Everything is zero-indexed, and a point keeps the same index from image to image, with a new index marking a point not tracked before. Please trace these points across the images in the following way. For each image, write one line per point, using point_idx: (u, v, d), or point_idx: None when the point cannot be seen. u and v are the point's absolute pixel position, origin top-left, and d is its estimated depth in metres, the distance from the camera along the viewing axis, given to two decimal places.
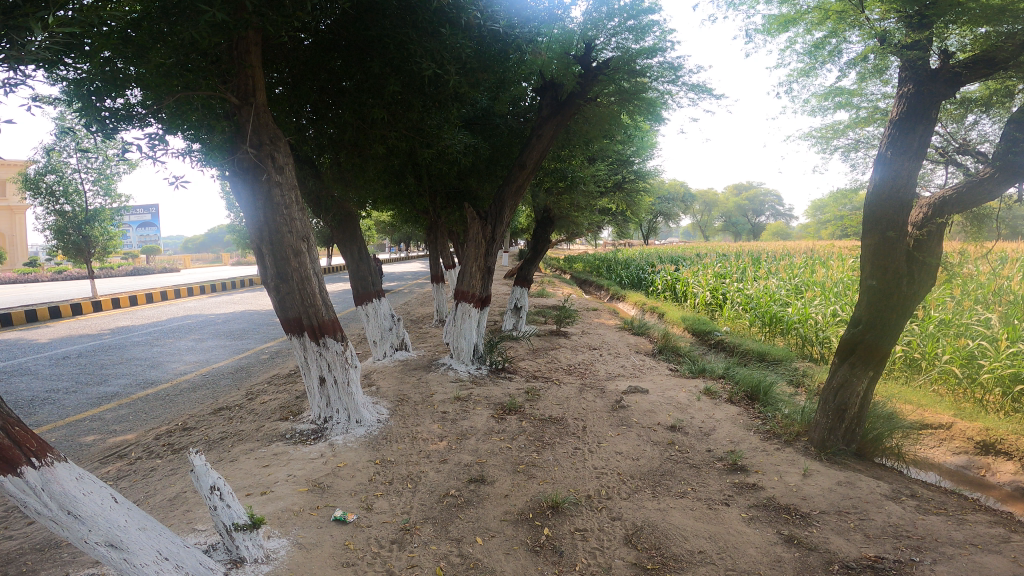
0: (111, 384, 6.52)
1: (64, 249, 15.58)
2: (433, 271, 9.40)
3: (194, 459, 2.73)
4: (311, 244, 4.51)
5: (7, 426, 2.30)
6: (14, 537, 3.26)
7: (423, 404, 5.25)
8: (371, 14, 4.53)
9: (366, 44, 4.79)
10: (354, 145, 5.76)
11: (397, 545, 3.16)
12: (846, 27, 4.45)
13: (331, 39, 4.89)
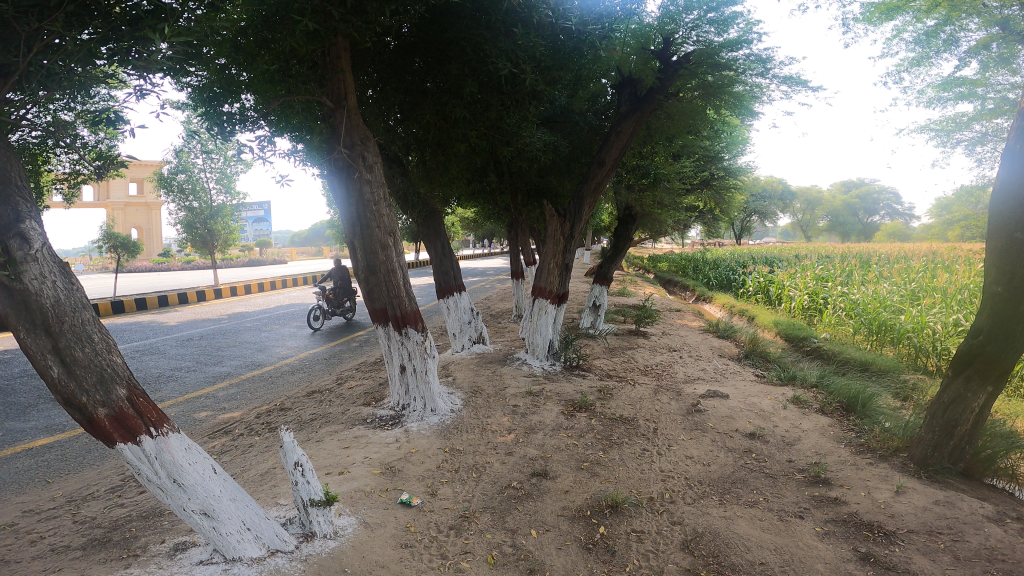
0: (223, 365, 7.14)
1: (191, 241, 17.16)
2: (513, 267, 9.51)
3: (284, 436, 2.97)
4: (398, 238, 4.71)
5: (136, 397, 2.59)
6: (127, 504, 3.66)
7: (495, 397, 5.36)
8: (447, 18, 4.72)
9: (444, 45, 4.99)
10: (438, 144, 5.93)
11: (454, 530, 3.28)
12: (962, 15, 4.14)
13: (412, 42, 5.10)
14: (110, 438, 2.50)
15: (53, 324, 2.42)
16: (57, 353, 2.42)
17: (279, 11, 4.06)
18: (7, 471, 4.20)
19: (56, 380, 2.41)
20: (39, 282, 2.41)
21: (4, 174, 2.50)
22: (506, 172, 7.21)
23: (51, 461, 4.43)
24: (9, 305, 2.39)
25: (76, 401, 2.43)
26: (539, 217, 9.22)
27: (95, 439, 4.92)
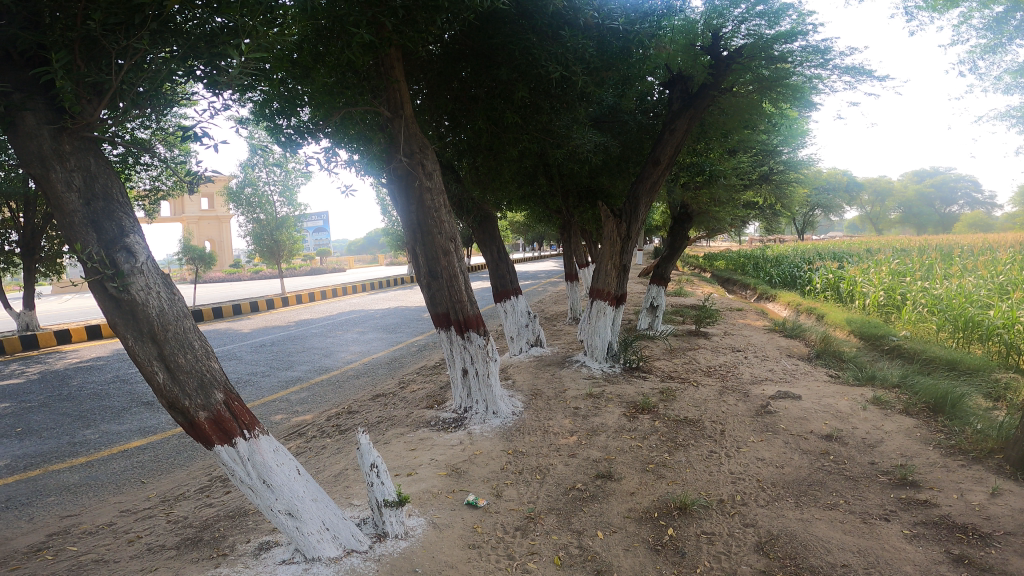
0: (294, 370, 7.41)
1: (258, 252, 17.89)
2: (567, 270, 9.48)
3: (360, 438, 3.06)
4: (459, 244, 4.78)
5: (231, 400, 2.78)
6: (215, 504, 3.85)
7: (556, 399, 5.36)
8: (493, 24, 4.79)
9: (491, 51, 5.06)
10: (489, 149, 6.00)
11: (520, 532, 3.30)
12: None
13: (457, 49, 5.21)
14: (209, 440, 2.69)
15: (158, 333, 2.61)
16: (162, 360, 2.61)
17: (333, 24, 4.17)
18: (106, 472, 4.49)
19: (162, 385, 2.61)
20: (145, 293, 2.60)
21: (107, 189, 2.64)
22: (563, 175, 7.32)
23: (145, 462, 4.71)
24: (118, 314, 2.59)
25: (180, 405, 2.63)
26: (593, 218, 9.18)
27: (182, 442, 5.19)
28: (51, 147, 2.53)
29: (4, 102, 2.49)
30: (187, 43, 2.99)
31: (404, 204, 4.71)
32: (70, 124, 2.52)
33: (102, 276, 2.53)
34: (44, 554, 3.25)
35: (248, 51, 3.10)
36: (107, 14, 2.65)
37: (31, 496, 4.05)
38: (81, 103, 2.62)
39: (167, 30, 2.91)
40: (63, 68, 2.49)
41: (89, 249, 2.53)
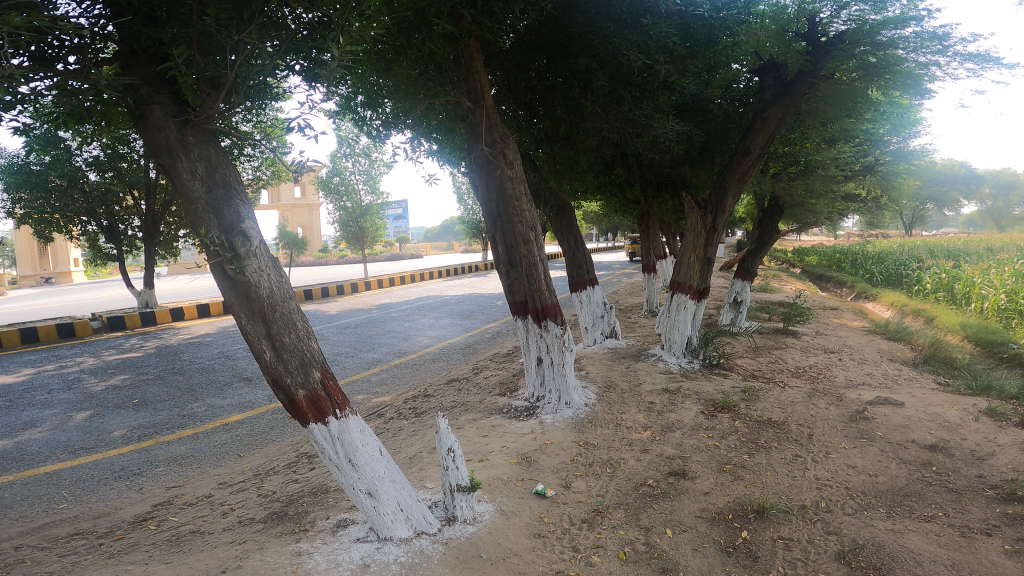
0: (375, 352, 7.69)
1: (345, 239, 18.66)
2: (646, 260, 9.27)
3: (439, 422, 3.13)
4: (540, 234, 4.79)
5: (327, 379, 2.95)
6: (300, 479, 4.05)
7: (630, 393, 5.27)
8: (570, 12, 4.78)
9: (567, 39, 5.00)
10: (567, 138, 5.91)
11: (587, 524, 3.27)
12: None
13: (533, 39, 5.25)
14: (305, 418, 2.88)
15: (268, 313, 2.80)
16: (270, 338, 2.80)
17: (414, 17, 4.22)
18: (208, 445, 4.83)
19: (268, 362, 2.80)
20: (258, 275, 2.79)
21: (226, 178, 2.83)
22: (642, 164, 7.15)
23: (242, 436, 5.03)
24: (234, 294, 2.79)
25: (283, 382, 2.82)
26: (675, 209, 8.93)
27: (274, 417, 5.50)
28: (177, 138, 2.73)
29: (134, 97, 2.66)
30: (287, 36, 3.12)
31: (485, 193, 4.74)
32: (193, 117, 2.71)
33: (222, 259, 2.74)
34: (148, 524, 3.51)
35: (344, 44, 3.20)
36: (219, 9, 2.79)
37: (143, 466, 4.41)
38: (203, 96, 2.79)
39: (271, 26, 3.05)
40: (184, 62, 2.63)
41: (212, 233, 2.73)
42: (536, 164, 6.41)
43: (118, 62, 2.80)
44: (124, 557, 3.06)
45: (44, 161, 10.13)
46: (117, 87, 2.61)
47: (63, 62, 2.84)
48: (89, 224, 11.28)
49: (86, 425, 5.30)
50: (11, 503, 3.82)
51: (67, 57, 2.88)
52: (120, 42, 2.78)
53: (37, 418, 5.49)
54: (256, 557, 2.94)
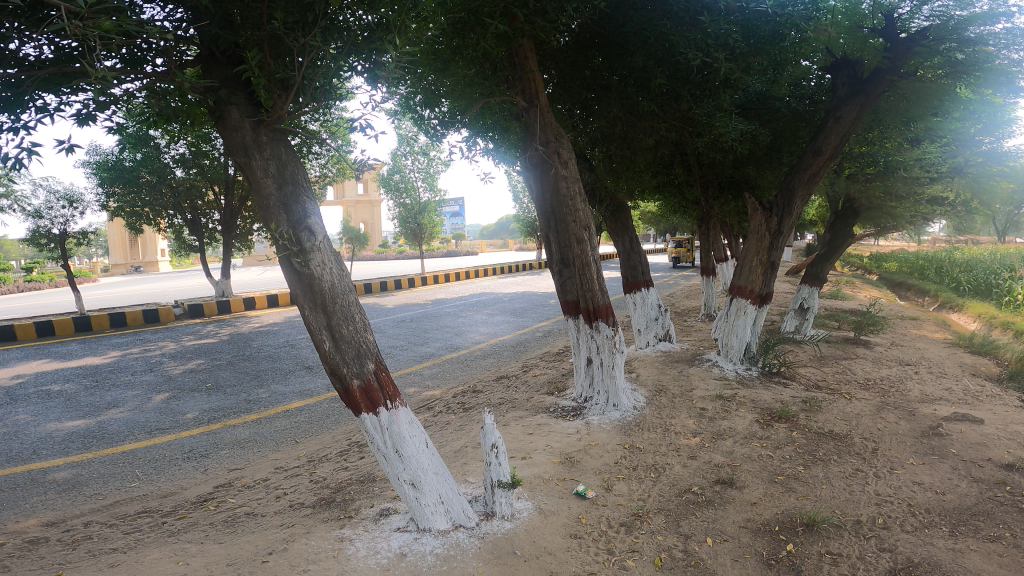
0: (429, 346, 7.83)
1: (403, 234, 19.08)
2: (705, 264, 9.04)
3: (485, 418, 3.17)
4: (594, 234, 4.76)
5: (380, 370, 3.05)
6: (350, 467, 4.18)
7: (681, 398, 5.16)
8: (624, 10, 4.77)
9: (624, 38, 4.98)
10: (623, 137, 5.87)
11: (625, 528, 3.24)
12: None
13: (588, 37, 5.25)
14: (358, 407, 2.98)
15: (329, 305, 2.92)
16: (330, 329, 2.91)
17: (468, 17, 4.28)
18: (269, 430, 5.06)
19: (327, 352, 2.91)
20: (321, 268, 2.90)
21: (294, 176, 2.95)
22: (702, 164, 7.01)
23: (300, 423, 5.24)
24: (299, 286, 2.91)
25: (339, 372, 2.93)
26: (737, 211, 8.67)
27: (330, 406, 5.70)
28: (252, 137, 2.87)
29: (215, 98, 2.83)
30: (348, 38, 3.18)
31: (540, 191, 4.75)
32: (266, 117, 2.85)
33: (290, 252, 2.87)
34: (208, 504, 3.70)
35: (402, 46, 3.24)
36: (286, 13, 2.90)
37: (209, 448, 4.66)
38: (274, 97, 2.92)
39: (333, 29, 3.14)
40: (257, 65, 2.76)
41: (281, 227, 2.86)
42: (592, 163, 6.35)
43: (199, 63, 2.97)
44: (183, 536, 3.24)
45: (136, 158, 10.91)
46: (200, 88, 2.79)
47: (151, 64, 3.07)
48: (174, 217, 12.00)
49: (162, 407, 5.65)
50: (89, 479, 4.11)
51: (153, 59, 3.10)
52: (201, 45, 2.95)
53: (119, 399, 5.90)
54: (302, 540, 3.06)
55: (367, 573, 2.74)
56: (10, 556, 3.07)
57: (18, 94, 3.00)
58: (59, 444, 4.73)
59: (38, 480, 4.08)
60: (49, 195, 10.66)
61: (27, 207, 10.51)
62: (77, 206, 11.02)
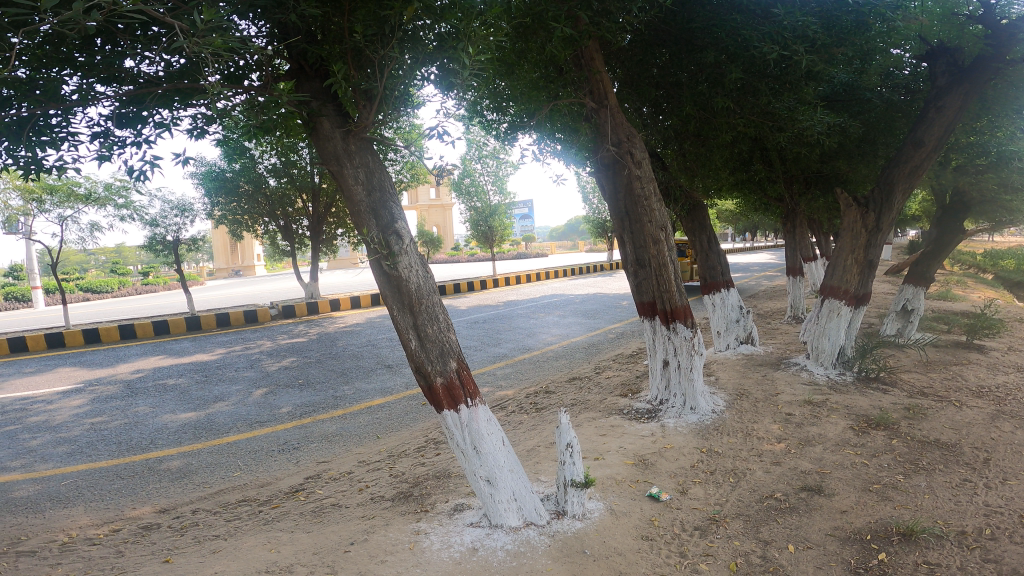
0: (502, 347, 7.93)
1: (474, 236, 19.39)
2: (790, 262, 8.72)
3: (561, 417, 3.20)
4: (671, 233, 4.69)
5: (462, 369, 3.14)
6: (427, 462, 4.30)
7: (765, 403, 4.99)
8: (693, 7, 4.80)
9: (692, 35, 4.94)
10: (697, 135, 5.74)
11: (700, 531, 3.19)
12: None
13: (653, 35, 5.24)
14: (441, 404, 3.09)
15: (415, 305, 3.03)
16: (416, 329, 3.03)
17: (535, 21, 4.33)
18: (354, 425, 5.29)
19: (413, 351, 3.04)
20: (408, 271, 3.03)
21: (382, 182, 3.09)
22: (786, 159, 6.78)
23: (382, 419, 5.45)
24: (388, 287, 3.06)
25: (424, 369, 3.05)
26: (827, 208, 8.29)
27: (410, 403, 5.89)
28: (342, 147, 3.04)
29: (308, 110, 3.00)
30: (422, 49, 3.29)
31: (613, 191, 4.74)
32: (354, 127, 3.00)
33: (380, 256, 3.02)
34: (298, 495, 3.92)
35: (475, 52, 3.23)
36: (366, 26, 3.04)
37: (301, 441, 4.94)
38: (360, 108, 3.09)
39: (411, 44, 3.23)
40: (343, 76, 2.91)
41: (371, 233, 3.02)
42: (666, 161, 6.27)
43: (290, 76, 3.17)
44: (275, 525, 3.46)
45: (236, 168, 11.68)
46: (295, 102, 2.95)
47: (249, 79, 3.32)
48: (269, 224, 12.75)
49: (261, 401, 6.04)
50: (197, 468, 4.46)
51: (252, 75, 3.36)
52: (291, 60, 3.14)
53: (224, 393, 6.35)
54: (381, 532, 3.20)
55: (441, 565, 2.84)
56: (127, 540, 3.38)
57: (138, 109, 3.36)
58: (172, 434, 5.16)
59: (154, 468, 4.46)
60: (163, 205, 11.57)
61: (145, 216, 11.46)
62: (187, 214, 11.89)
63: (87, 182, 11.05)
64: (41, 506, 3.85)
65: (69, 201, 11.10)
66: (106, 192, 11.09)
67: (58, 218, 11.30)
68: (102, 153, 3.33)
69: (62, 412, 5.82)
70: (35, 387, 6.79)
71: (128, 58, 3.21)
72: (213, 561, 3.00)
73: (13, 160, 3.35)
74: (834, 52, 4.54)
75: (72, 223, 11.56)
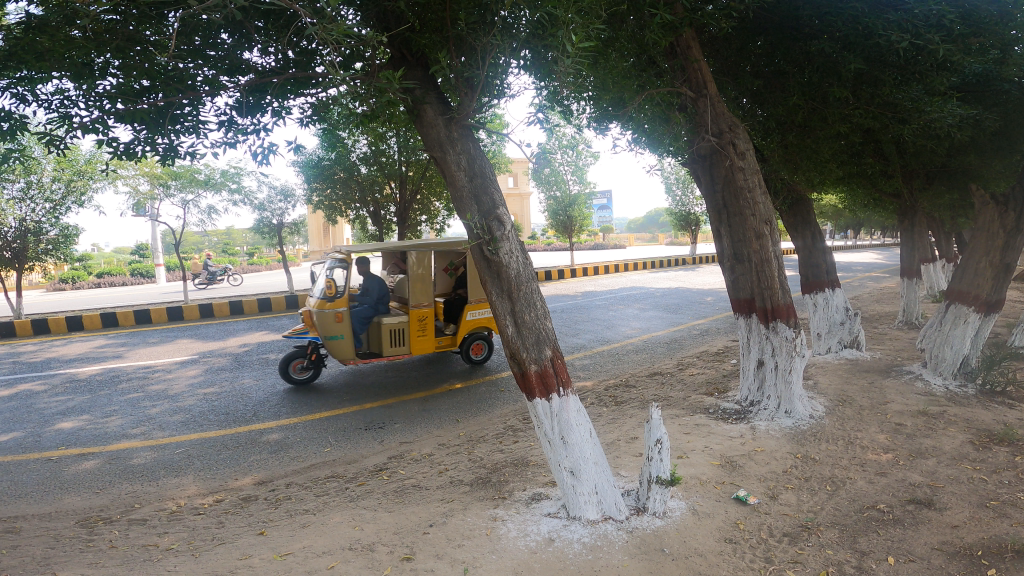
0: (581, 338, 7.88)
1: (553, 226, 19.30)
2: (905, 264, 8.22)
3: (651, 412, 3.11)
4: (776, 228, 4.50)
5: (556, 358, 3.13)
6: (506, 450, 4.32)
7: (871, 411, 4.68)
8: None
9: (802, 20, 4.76)
10: (803, 125, 5.46)
11: (788, 538, 3.05)
12: None
13: (756, 23, 5.06)
14: (532, 392, 3.10)
15: (514, 292, 3.04)
16: (513, 316, 3.04)
17: (633, 7, 4.25)
18: (435, 408, 5.41)
19: (509, 337, 3.05)
20: (509, 257, 3.02)
21: (483, 168, 3.12)
22: (905, 151, 6.30)
23: (462, 403, 5.53)
24: (488, 272, 3.07)
25: (519, 356, 3.06)
26: (949, 206, 7.72)
27: (489, 389, 5.94)
28: (445, 134, 3.11)
29: (412, 98, 3.11)
30: (519, 39, 3.26)
31: (710, 183, 4.62)
32: (457, 114, 3.08)
33: (481, 241, 3.03)
34: (382, 474, 4.04)
35: (577, 42, 3.16)
36: (469, 15, 3.17)
37: (385, 421, 5.10)
38: (462, 96, 3.14)
39: (507, 35, 3.21)
40: (447, 63, 3.02)
41: (474, 218, 3.04)
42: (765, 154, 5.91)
43: (391, 66, 3.27)
44: (360, 502, 3.58)
45: (332, 157, 12.27)
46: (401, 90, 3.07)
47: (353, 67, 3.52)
48: (360, 209, 13.20)
49: (350, 379, 6.29)
50: (292, 442, 4.69)
51: (355, 64, 3.57)
52: (393, 49, 3.25)
53: (317, 369, 6.66)
54: (459, 516, 3.25)
55: (517, 553, 2.85)
56: (228, 510, 3.60)
57: (259, 99, 3.85)
58: (272, 408, 5.46)
59: (255, 439, 4.74)
60: (269, 190, 12.26)
61: (254, 201, 12.15)
62: (290, 200, 12.52)
63: (206, 169, 11.84)
64: (156, 472, 4.17)
65: (190, 186, 11.94)
66: (222, 178, 11.86)
67: (181, 203, 12.21)
68: (229, 137, 3.95)
69: (178, 381, 6.30)
70: (154, 356, 7.38)
71: (246, 50, 3.66)
72: (303, 536, 3.15)
73: (152, 147, 3.83)
74: (971, 42, 4.29)
75: (193, 207, 12.46)
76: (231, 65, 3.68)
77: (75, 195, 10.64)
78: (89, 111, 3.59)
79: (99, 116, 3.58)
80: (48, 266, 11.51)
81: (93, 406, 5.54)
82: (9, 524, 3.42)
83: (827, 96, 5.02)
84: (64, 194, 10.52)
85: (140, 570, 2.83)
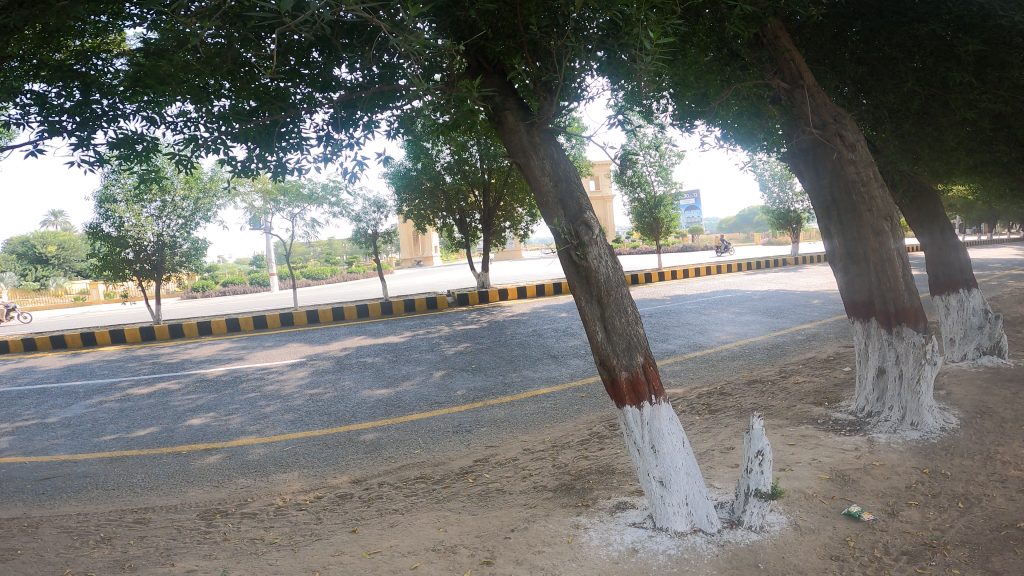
0: (671, 344, 7.62)
1: (637, 229, 18.83)
2: None
3: (752, 422, 2.90)
4: (895, 224, 4.17)
5: (649, 364, 3.02)
6: (591, 457, 4.24)
7: (1014, 424, 4.16)
8: None
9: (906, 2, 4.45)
10: (921, 112, 4.95)
11: (908, 557, 2.80)
12: None
13: (853, 8, 4.74)
14: (623, 399, 3.01)
15: (603, 296, 2.97)
16: (603, 321, 2.97)
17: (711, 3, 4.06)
18: (521, 413, 5.41)
19: (599, 343, 2.98)
20: (598, 261, 2.96)
21: (568, 172, 3.08)
22: None
23: (548, 409, 5.49)
24: (577, 277, 3.02)
25: (609, 363, 2.98)
26: None
27: (575, 395, 5.87)
28: (527, 139, 3.10)
29: (492, 105, 3.12)
30: (594, 40, 3.28)
31: (815, 178, 4.34)
32: (537, 118, 3.07)
33: (570, 246, 2.99)
34: (468, 477, 4.09)
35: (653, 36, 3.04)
36: (539, 20, 3.15)
37: (473, 424, 5.16)
38: (542, 100, 3.13)
39: (582, 37, 3.24)
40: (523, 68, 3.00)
41: (561, 222, 3.00)
42: (879, 145, 5.43)
43: (468, 75, 3.30)
44: (446, 504, 3.64)
45: (419, 168, 12.65)
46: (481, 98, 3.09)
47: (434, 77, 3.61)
48: (447, 218, 13.53)
49: (440, 382, 6.44)
50: (387, 442, 4.86)
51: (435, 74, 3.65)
52: (468, 58, 3.27)
53: (410, 372, 6.87)
54: (542, 522, 3.22)
55: (598, 562, 2.78)
56: (326, 507, 3.78)
57: (351, 114, 4.03)
58: (368, 409, 5.68)
59: (354, 439, 4.95)
60: (365, 202, 12.88)
61: (351, 212, 12.79)
62: (383, 210, 13.08)
63: (310, 183, 12.58)
64: (266, 468, 4.46)
65: (297, 201, 12.76)
66: (324, 192, 12.57)
67: (289, 216, 13.08)
68: (326, 152, 4.18)
69: (289, 382, 6.72)
70: (266, 359, 7.90)
71: (338, 67, 3.86)
72: (391, 535, 3.24)
73: (263, 163, 4.12)
74: None
75: (299, 220, 13.30)
76: (322, 82, 3.88)
77: (202, 211, 11.61)
78: (209, 132, 3.92)
79: (219, 137, 3.90)
80: (182, 279, 12.65)
81: (217, 404, 6.01)
82: (141, 514, 3.76)
83: (946, 80, 4.58)
84: (193, 210, 11.50)
85: (246, 562, 3.02)
